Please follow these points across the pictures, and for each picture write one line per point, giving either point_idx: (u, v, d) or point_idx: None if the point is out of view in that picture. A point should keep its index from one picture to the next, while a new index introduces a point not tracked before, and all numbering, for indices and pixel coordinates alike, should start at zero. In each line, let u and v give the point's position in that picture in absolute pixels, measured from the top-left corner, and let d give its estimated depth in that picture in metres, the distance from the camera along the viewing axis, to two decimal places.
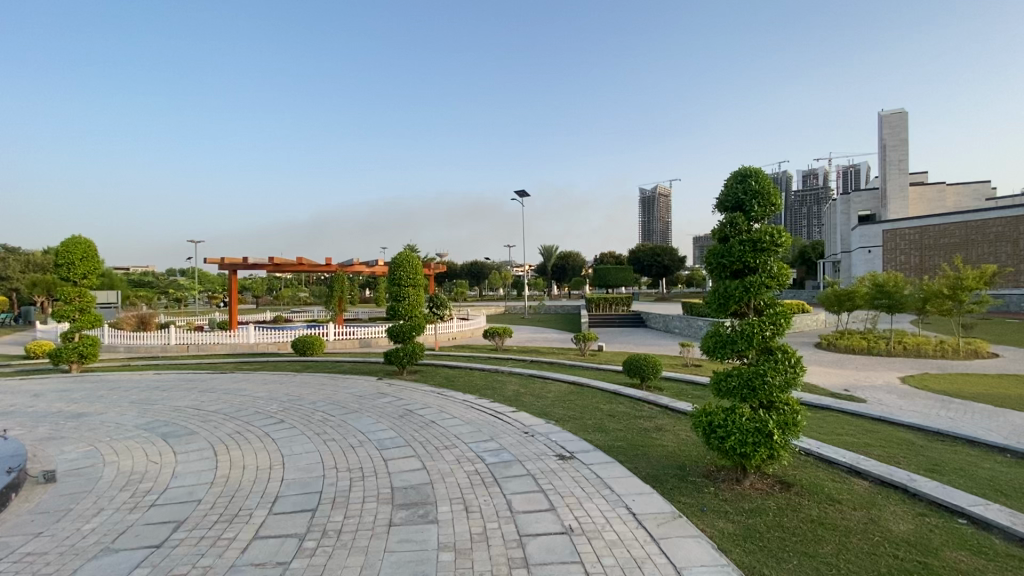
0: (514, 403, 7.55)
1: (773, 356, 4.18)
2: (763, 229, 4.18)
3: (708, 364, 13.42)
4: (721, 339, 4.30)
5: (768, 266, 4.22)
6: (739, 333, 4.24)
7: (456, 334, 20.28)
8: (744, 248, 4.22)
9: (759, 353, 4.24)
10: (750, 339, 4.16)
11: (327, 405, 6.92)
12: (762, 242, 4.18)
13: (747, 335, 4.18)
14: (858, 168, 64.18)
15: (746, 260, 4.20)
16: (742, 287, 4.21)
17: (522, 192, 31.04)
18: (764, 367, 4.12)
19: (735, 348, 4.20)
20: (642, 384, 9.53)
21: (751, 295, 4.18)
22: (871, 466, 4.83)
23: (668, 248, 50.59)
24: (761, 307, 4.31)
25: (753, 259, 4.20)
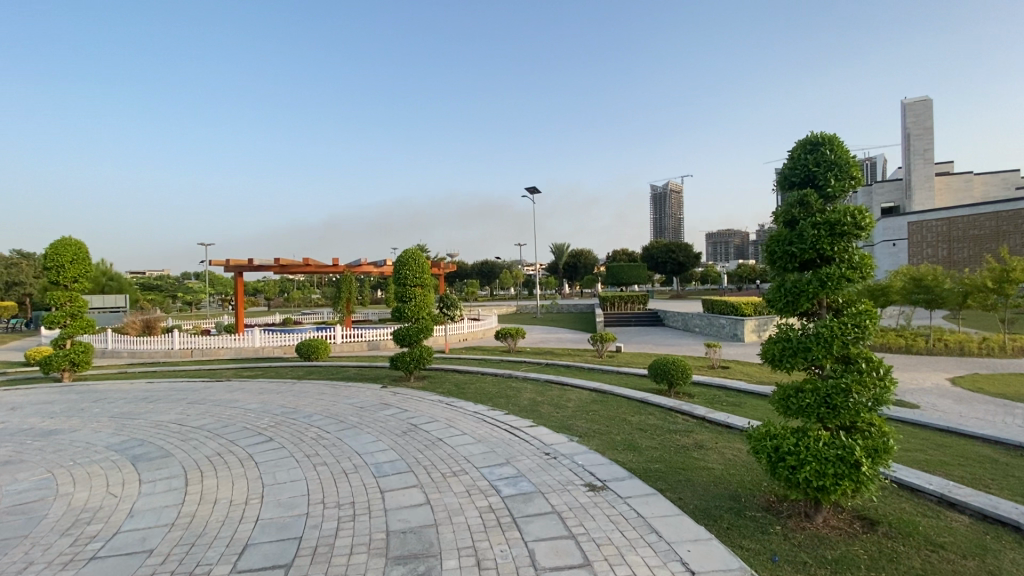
0: (530, 414, 6.78)
1: (856, 367, 3.36)
2: (841, 210, 3.37)
3: (735, 366, 12.54)
4: (791, 346, 3.49)
5: (847, 255, 3.40)
6: (814, 338, 3.41)
7: (467, 335, 19.58)
8: (818, 233, 3.40)
9: (841, 362, 3.41)
10: (829, 346, 3.34)
11: (324, 420, 6.21)
12: (841, 225, 3.37)
13: (824, 340, 3.36)
14: (876, 159, 62.27)
15: (822, 247, 3.39)
16: (817, 281, 3.40)
17: (533, 188, 30.25)
18: (847, 381, 3.31)
19: (809, 356, 3.38)
20: (669, 390, 8.71)
21: (829, 290, 3.36)
22: (967, 497, 3.98)
23: (683, 244, 49.38)
24: (839, 305, 3.49)
25: (830, 246, 3.38)
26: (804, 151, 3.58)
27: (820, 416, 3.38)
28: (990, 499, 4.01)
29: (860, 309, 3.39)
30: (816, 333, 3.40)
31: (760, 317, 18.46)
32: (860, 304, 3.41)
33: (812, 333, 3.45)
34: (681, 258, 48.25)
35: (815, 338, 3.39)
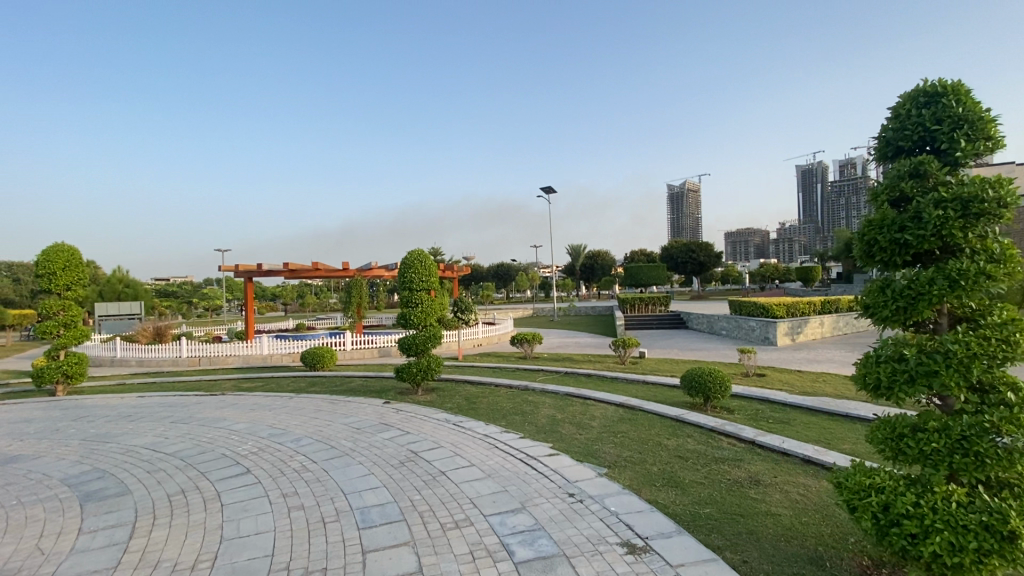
0: (549, 435, 5.91)
1: (1000, 401, 2.44)
2: (977, 182, 2.46)
3: (773, 374, 11.48)
4: (905, 369, 2.58)
5: (983, 246, 2.49)
6: (939, 358, 2.49)
7: (481, 340, 18.79)
8: (946, 213, 2.49)
9: (980, 393, 2.50)
10: (966, 372, 2.41)
11: (313, 446, 5.43)
12: (977, 204, 2.46)
13: (958, 363, 2.43)
14: None
15: (951, 233, 2.48)
16: (945, 279, 2.48)
17: (548, 188, 29.37)
18: (991, 421, 2.39)
19: (935, 385, 2.47)
20: (706, 404, 7.77)
21: (962, 293, 2.44)
22: None
23: (703, 244, 47.89)
24: (966, 314, 2.58)
25: (961, 233, 2.48)
26: (917, 106, 2.68)
27: (954, 465, 2.47)
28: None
29: (1005, 319, 2.47)
30: (946, 352, 2.47)
31: (793, 319, 17.21)
32: (1002, 310, 2.49)
33: (935, 352, 2.53)
34: (702, 258, 46.76)
35: (947, 361, 2.45)
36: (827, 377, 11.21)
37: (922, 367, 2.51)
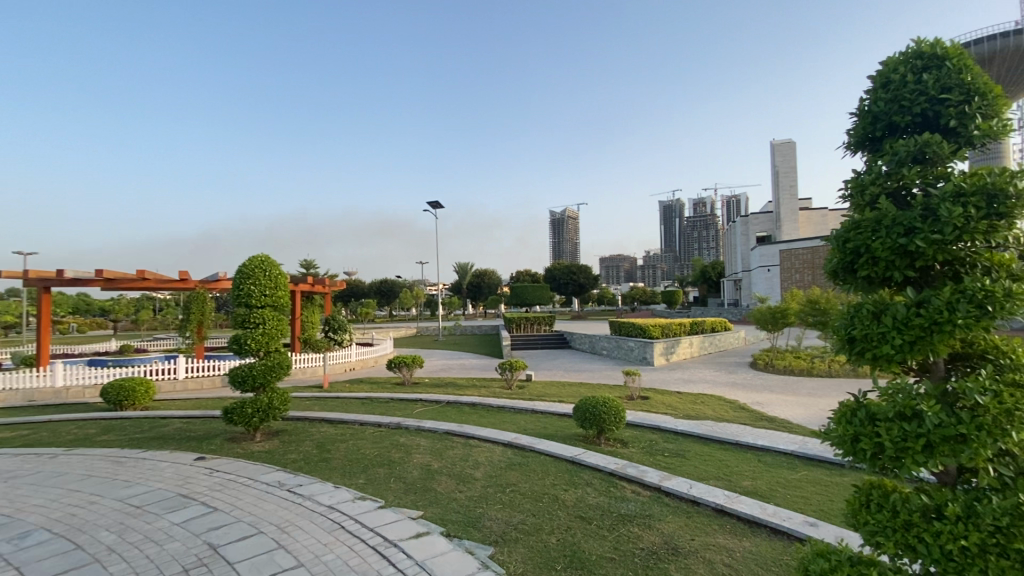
0: (422, 496, 4.61)
1: None
2: (1002, 172, 1.71)
3: (655, 397, 11.37)
4: (912, 437, 1.75)
5: (1002, 256, 1.76)
6: (961, 419, 1.68)
7: (354, 364, 16.68)
8: (967, 211, 1.72)
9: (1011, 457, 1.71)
10: (996, 436, 1.64)
11: (44, 548, 3.47)
12: (1001, 198, 1.71)
13: (984, 427, 1.65)
14: (740, 198, 68.06)
15: (973, 237, 1.71)
16: (964, 301, 1.72)
17: (434, 203, 28.05)
18: None
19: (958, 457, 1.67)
20: (600, 437, 7.03)
21: (986, 324, 1.69)
22: None
23: (584, 267, 49.98)
24: (970, 347, 1.86)
25: (984, 237, 1.72)
26: (915, 69, 1.90)
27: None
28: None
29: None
30: (972, 408, 1.68)
31: (667, 340, 17.82)
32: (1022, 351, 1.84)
33: (957, 405, 1.73)
34: (582, 280, 48.77)
35: (974, 421, 1.65)
36: (704, 398, 11.30)
37: (940, 428, 1.69)
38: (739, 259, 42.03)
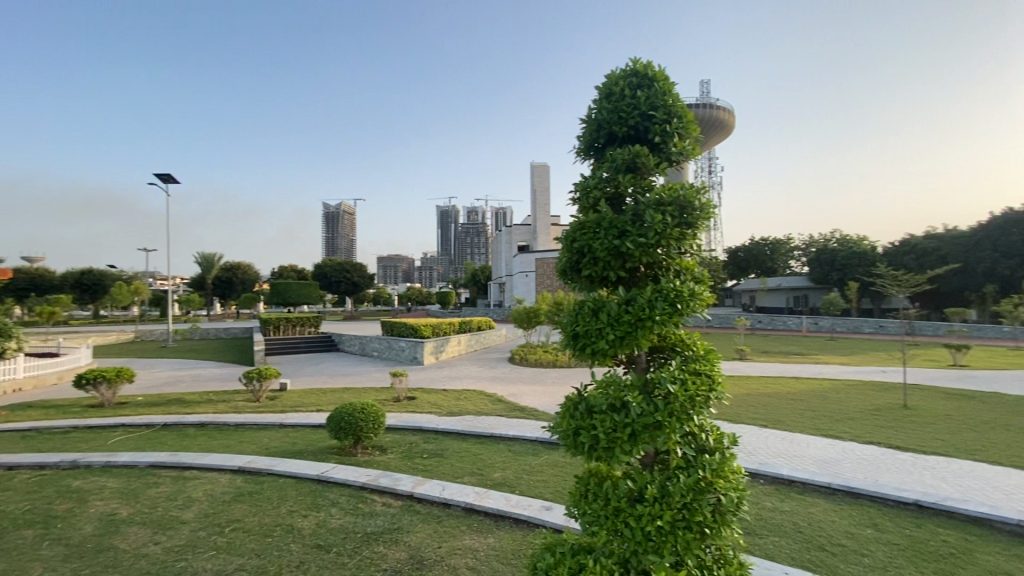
0: (89, 562, 3.36)
1: (706, 452, 1.95)
2: (686, 188, 1.94)
3: (422, 397, 11.34)
4: (619, 427, 1.85)
5: (685, 260, 2.02)
6: (654, 407, 1.84)
7: (19, 383, 12.09)
8: (662, 220, 1.90)
9: (689, 438, 1.96)
10: (679, 420, 1.84)
11: None
12: (686, 211, 1.95)
13: (670, 413, 1.83)
14: (507, 210, 75.09)
15: (666, 243, 1.90)
16: (658, 300, 1.90)
17: (166, 177, 22.72)
18: (700, 476, 1.87)
19: (652, 442, 1.82)
20: (357, 446, 6.51)
21: (673, 319, 1.89)
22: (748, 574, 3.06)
23: (357, 265, 47.73)
24: (664, 340, 2.08)
25: (674, 243, 1.93)
26: (631, 85, 2.04)
27: (680, 548, 1.78)
28: (779, 564, 3.28)
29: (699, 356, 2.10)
30: (663, 396, 1.87)
31: (437, 339, 18.17)
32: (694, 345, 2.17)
33: (652, 394, 1.90)
34: (355, 278, 46.46)
35: (665, 408, 1.83)
36: (467, 394, 11.77)
37: (641, 416, 1.82)
38: (504, 264, 46.15)
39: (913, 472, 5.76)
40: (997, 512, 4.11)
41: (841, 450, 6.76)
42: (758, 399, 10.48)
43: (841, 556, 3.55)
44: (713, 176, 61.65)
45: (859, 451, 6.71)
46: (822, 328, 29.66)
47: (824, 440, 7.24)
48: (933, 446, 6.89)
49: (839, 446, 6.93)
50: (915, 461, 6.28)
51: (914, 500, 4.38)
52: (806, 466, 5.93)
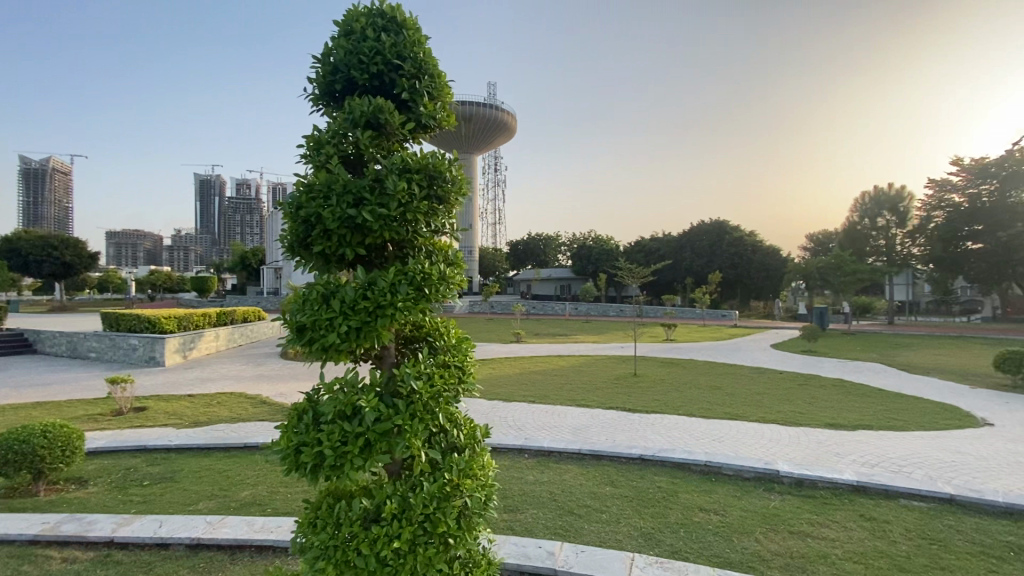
0: None
1: (459, 451, 1.78)
2: (435, 154, 1.73)
3: (156, 406, 9.09)
4: (352, 439, 1.54)
5: (435, 237, 1.81)
6: (395, 411, 1.58)
7: None
8: (407, 187, 1.65)
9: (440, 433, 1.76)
10: (425, 420, 1.61)
11: None
12: (435, 177, 1.73)
13: (414, 414, 1.59)
14: (287, 186, 67.17)
15: (413, 217, 1.66)
16: (400, 284, 1.63)
17: None
18: (449, 479, 1.69)
19: (391, 451, 1.55)
20: (34, 486, 4.71)
21: (418, 306, 1.65)
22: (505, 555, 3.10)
23: (71, 240, 35.71)
24: (414, 329, 1.85)
25: (420, 218, 1.69)
26: (375, 26, 1.77)
27: (422, 566, 1.59)
28: (532, 539, 3.44)
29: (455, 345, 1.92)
30: (408, 393, 1.62)
31: (185, 334, 14.97)
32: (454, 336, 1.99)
33: (391, 395, 1.63)
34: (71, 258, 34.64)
35: (407, 408, 1.59)
36: (222, 398, 9.92)
37: (378, 422, 1.54)
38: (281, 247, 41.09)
39: (639, 430, 6.97)
40: (693, 455, 5.17)
41: (591, 416, 7.80)
42: (529, 378, 11.50)
43: (586, 516, 3.94)
44: (497, 174, 66.42)
45: (604, 416, 7.85)
46: (580, 312, 34.64)
47: (578, 410, 8.27)
48: (653, 406, 8.53)
49: (589, 413, 7.99)
50: (642, 420, 7.64)
51: (641, 454, 5.21)
52: (563, 435, 6.62)
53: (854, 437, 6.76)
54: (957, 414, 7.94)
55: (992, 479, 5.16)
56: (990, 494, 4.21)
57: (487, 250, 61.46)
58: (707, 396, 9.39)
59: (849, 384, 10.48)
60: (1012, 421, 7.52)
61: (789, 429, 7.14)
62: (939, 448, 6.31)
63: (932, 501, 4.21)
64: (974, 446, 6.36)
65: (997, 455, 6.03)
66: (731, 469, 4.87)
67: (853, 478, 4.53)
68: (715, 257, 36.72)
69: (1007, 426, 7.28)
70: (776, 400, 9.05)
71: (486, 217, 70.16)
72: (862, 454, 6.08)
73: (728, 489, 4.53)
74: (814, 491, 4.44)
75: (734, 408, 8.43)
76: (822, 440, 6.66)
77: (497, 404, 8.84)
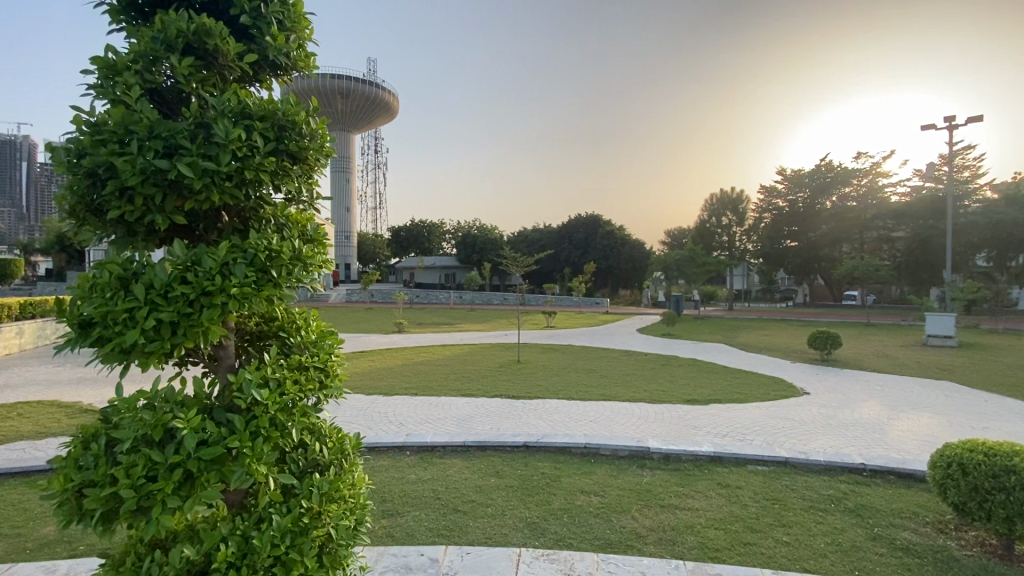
0: None
1: (316, 471, 1.75)
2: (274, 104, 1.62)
3: None
4: (166, 469, 1.39)
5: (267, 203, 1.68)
6: (226, 433, 1.48)
7: None
8: (235, 135, 1.51)
9: (296, 448, 1.71)
10: (266, 435, 1.52)
11: None
12: (275, 134, 1.61)
13: (253, 429, 1.50)
14: None
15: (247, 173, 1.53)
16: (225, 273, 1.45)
17: None
18: (302, 503, 1.65)
19: (221, 477, 1.46)
20: None
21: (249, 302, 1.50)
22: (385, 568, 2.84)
23: None
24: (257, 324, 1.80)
25: (249, 173, 1.54)
26: None
27: None
28: (413, 546, 3.19)
29: (316, 337, 1.82)
30: (254, 411, 1.52)
31: None
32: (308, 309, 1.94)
33: (224, 413, 1.54)
34: None
35: (250, 427, 1.50)
36: (25, 408, 7.99)
37: (204, 449, 1.42)
38: None
39: (523, 416, 7.03)
40: (573, 439, 5.29)
41: (475, 406, 7.70)
42: (413, 369, 11.08)
43: (471, 512, 3.78)
44: (378, 156, 63.35)
45: (488, 404, 7.79)
46: (465, 300, 34.64)
47: (463, 400, 8.11)
48: (535, 392, 8.70)
49: (474, 403, 7.88)
50: (525, 406, 7.73)
51: (525, 442, 5.21)
52: (447, 428, 6.41)
53: (708, 411, 7.54)
54: (784, 385, 9.31)
55: (811, 439, 6.08)
56: (813, 454, 4.90)
57: (367, 236, 58.46)
58: (585, 380, 9.86)
59: (702, 362, 11.79)
60: (823, 388, 9.02)
61: (656, 406, 7.74)
62: (772, 415, 7.31)
63: (772, 464, 4.78)
64: (797, 412, 7.48)
65: (813, 418, 7.15)
66: (608, 450, 5.06)
67: (710, 449, 4.97)
68: (590, 248, 39.17)
69: (818, 393, 8.71)
70: (644, 380, 9.81)
71: (366, 201, 66.63)
72: (715, 425, 6.80)
73: (605, 469, 4.69)
74: (679, 463, 4.79)
75: (608, 389, 8.94)
76: (683, 414, 7.32)
77: (377, 399, 8.34)
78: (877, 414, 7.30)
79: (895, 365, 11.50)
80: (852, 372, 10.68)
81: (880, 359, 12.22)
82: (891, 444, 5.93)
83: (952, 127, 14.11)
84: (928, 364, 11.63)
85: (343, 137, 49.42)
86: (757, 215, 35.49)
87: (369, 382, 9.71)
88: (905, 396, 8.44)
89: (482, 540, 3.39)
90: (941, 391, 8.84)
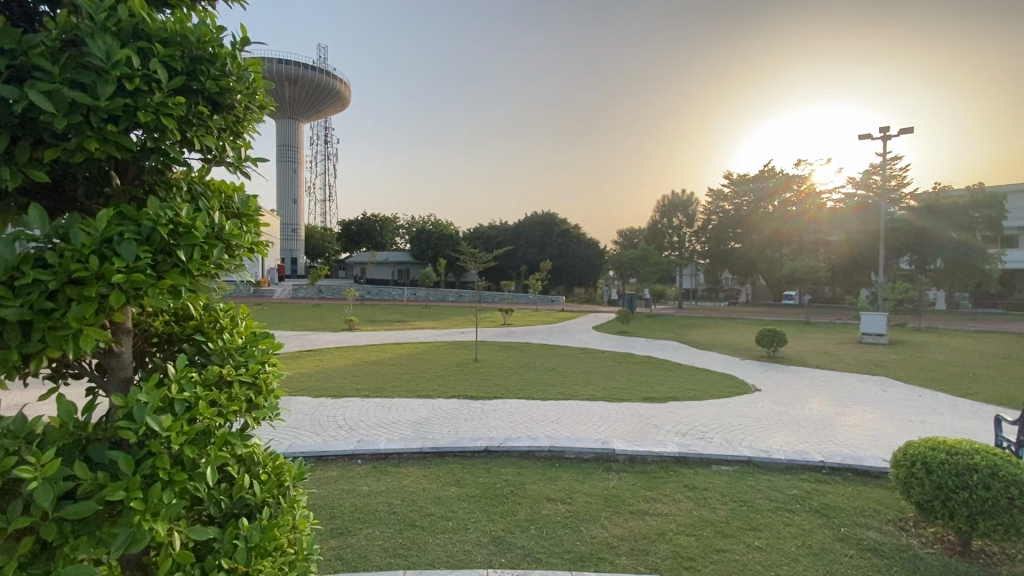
0: None
1: (245, 513, 1.51)
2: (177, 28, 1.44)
3: None
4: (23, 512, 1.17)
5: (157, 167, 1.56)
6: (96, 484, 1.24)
7: None
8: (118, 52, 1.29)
9: (220, 482, 1.48)
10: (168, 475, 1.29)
11: None
12: (182, 60, 1.45)
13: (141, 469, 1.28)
14: None
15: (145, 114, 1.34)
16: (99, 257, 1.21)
17: None
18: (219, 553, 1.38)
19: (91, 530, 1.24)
20: None
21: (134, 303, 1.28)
22: None
23: None
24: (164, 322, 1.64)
25: (154, 113, 1.35)
26: None
27: None
28: (367, 572, 2.86)
29: (242, 342, 1.61)
30: (154, 447, 1.28)
31: None
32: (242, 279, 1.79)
33: (105, 457, 1.32)
34: None
35: (143, 471, 1.25)
36: None
37: (70, 501, 1.19)
38: None
39: (482, 418, 6.75)
40: (536, 441, 5.07)
41: (431, 408, 7.34)
42: (363, 369, 10.51)
43: (430, 528, 3.46)
44: (327, 147, 60.89)
45: (445, 406, 7.45)
46: (418, 297, 33.81)
47: (417, 401, 7.72)
48: (493, 391, 8.43)
49: (429, 404, 7.51)
50: (484, 407, 7.44)
51: (486, 446, 4.94)
52: (401, 432, 6.03)
53: (667, 409, 7.53)
54: (737, 382, 9.51)
55: (767, 436, 6.15)
56: (774, 452, 4.91)
57: (315, 229, 56.11)
58: (543, 378, 9.69)
59: (657, 360, 11.91)
60: (772, 384, 9.28)
61: (615, 405, 7.66)
62: (728, 413, 7.38)
63: (736, 464, 4.74)
64: (751, 409, 7.61)
65: (767, 414, 7.29)
66: (572, 452, 4.86)
67: (675, 450, 4.89)
68: (546, 246, 39.30)
69: (769, 389, 8.93)
70: (602, 378, 9.75)
71: (314, 193, 63.93)
72: (675, 423, 6.79)
73: (570, 474, 4.49)
74: (645, 466, 4.66)
75: (567, 388, 8.80)
76: (643, 413, 7.27)
77: (325, 401, 7.81)
78: (824, 409, 7.53)
79: (835, 362, 12.06)
80: (797, 368, 11.09)
81: (821, 356, 12.79)
82: (841, 440, 6.09)
83: (885, 137, 14.97)
84: (864, 360, 12.28)
85: (290, 126, 47.12)
86: (705, 217, 36.73)
87: (316, 384, 9.11)
88: (848, 391, 8.81)
89: (443, 558, 3.10)
90: (878, 386, 9.29)
